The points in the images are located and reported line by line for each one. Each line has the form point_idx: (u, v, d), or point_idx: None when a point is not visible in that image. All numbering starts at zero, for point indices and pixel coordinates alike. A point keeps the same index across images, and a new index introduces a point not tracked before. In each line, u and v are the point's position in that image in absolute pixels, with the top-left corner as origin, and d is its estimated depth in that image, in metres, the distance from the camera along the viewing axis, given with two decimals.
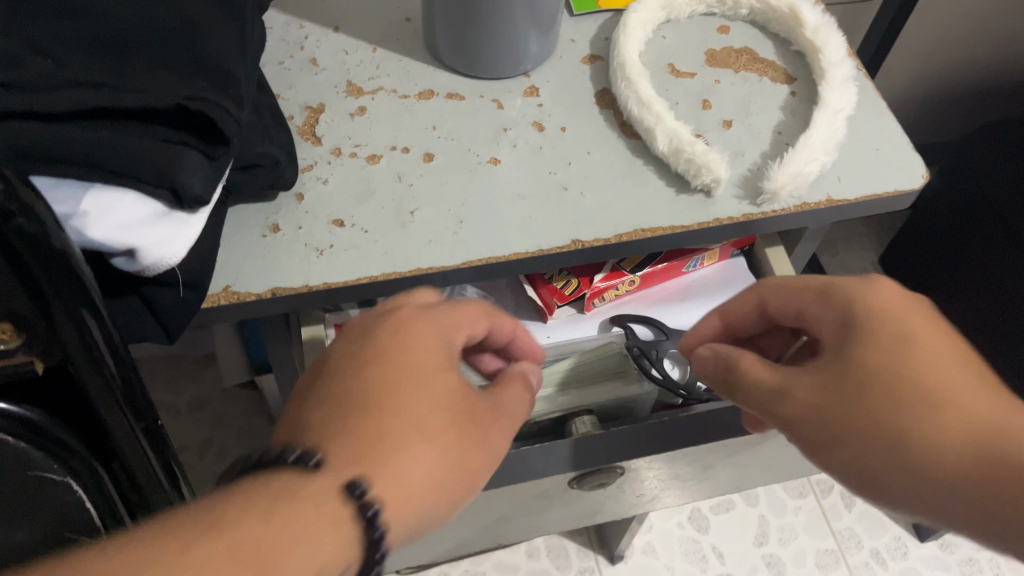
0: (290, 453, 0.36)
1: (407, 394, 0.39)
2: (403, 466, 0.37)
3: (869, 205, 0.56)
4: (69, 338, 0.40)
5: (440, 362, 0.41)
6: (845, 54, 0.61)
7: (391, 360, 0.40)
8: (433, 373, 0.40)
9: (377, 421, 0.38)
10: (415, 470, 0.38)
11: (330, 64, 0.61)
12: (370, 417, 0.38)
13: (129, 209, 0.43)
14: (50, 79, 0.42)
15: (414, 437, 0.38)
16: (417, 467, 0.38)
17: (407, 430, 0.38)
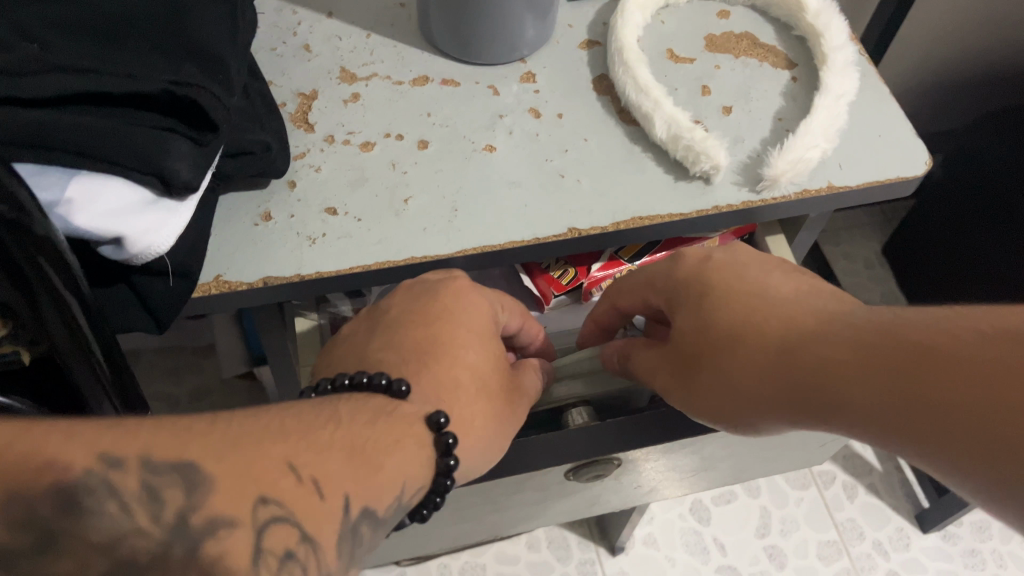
0: (383, 378, 0.41)
1: (466, 349, 0.46)
2: (467, 413, 0.44)
3: (871, 192, 0.55)
4: (56, 326, 0.39)
5: (484, 337, 0.47)
6: (847, 38, 0.59)
7: (446, 326, 0.46)
8: (483, 338, 0.47)
9: (441, 371, 0.44)
10: (477, 418, 0.44)
11: (323, 50, 0.60)
12: (444, 357, 0.45)
13: (116, 197, 0.42)
14: (34, 65, 0.41)
15: (480, 378, 0.45)
16: (478, 411, 0.44)
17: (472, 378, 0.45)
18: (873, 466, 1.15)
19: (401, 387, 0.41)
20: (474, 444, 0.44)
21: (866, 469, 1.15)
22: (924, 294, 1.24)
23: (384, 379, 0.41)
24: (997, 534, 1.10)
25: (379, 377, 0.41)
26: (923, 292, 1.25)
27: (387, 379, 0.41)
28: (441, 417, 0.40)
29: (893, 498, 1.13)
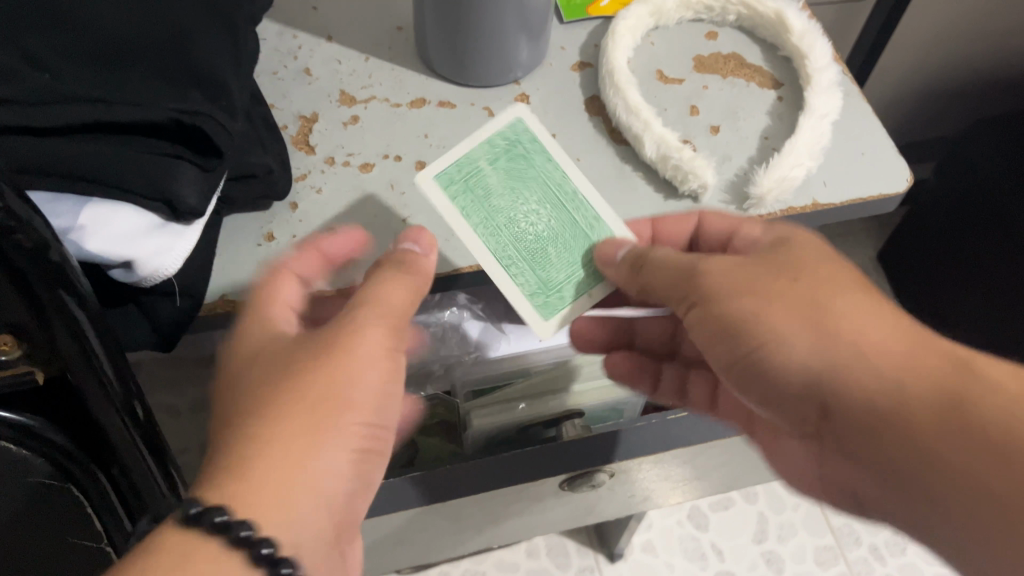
0: (194, 508, 0.35)
1: (362, 387, 0.41)
2: (319, 463, 0.38)
3: (856, 208, 0.57)
4: (69, 344, 0.41)
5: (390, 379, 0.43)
6: (831, 58, 0.61)
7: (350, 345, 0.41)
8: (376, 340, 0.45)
9: (323, 399, 0.39)
10: (322, 477, 0.38)
11: (323, 73, 0.62)
12: (333, 387, 0.40)
13: (127, 223, 0.44)
14: (46, 94, 0.43)
15: (352, 429, 0.40)
16: (330, 469, 0.39)
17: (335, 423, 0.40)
18: None
19: (242, 534, 0.34)
20: (316, 512, 0.38)
21: None
22: (918, 301, 1.26)
23: (202, 508, 0.35)
24: None
25: (192, 508, 0.35)
26: (917, 299, 1.26)
27: (226, 520, 0.34)
28: (266, 549, 0.35)
29: None
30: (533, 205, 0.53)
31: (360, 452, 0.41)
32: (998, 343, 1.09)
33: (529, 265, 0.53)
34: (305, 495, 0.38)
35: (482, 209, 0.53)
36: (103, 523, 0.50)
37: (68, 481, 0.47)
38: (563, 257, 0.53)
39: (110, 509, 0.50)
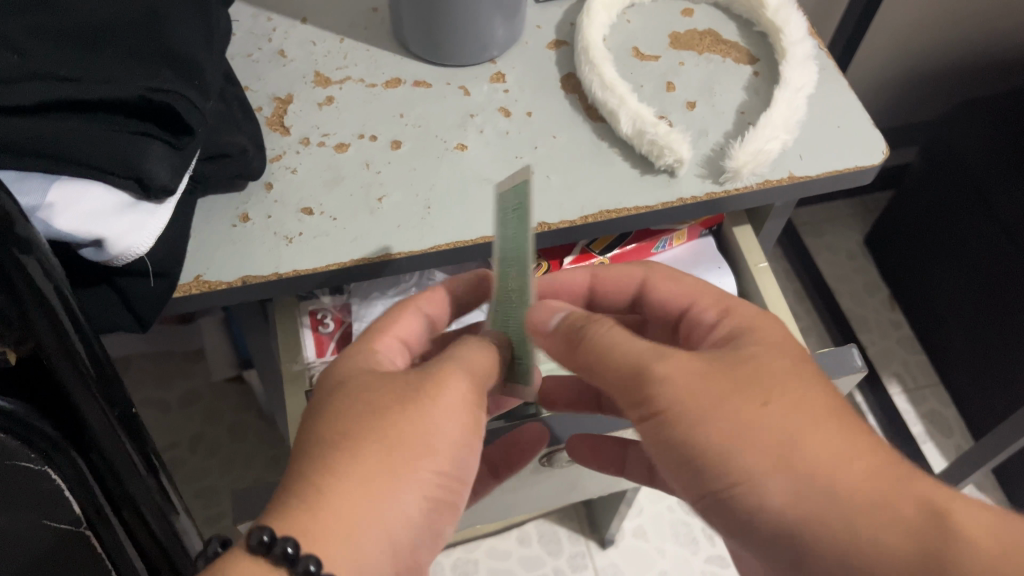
0: (265, 535, 0.36)
1: (442, 442, 0.42)
2: (387, 511, 0.40)
3: (831, 180, 0.57)
4: (43, 329, 0.41)
5: (471, 436, 0.44)
6: (806, 33, 0.62)
7: (441, 393, 0.43)
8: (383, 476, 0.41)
9: (406, 453, 0.41)
10: (397, 522, 0.40)
11: (298, 55, 0.62)
12: (410, 438, 0.41)
13: (95, 199, 0.44)
14: (14, 73, 0.43)
15: (424, 480, 0.41)
16: (405, 515, 0.40)
17: (412, 476, 0.41)
18: None
19: (306, 567, 0.36)
20: (387, 558, 0.40)
21: None
22: (905, 283, 1.26)
23: (272, 536, 0.36)
24: None
25: (262, 535, 0.36)
26: (904, 280, 1.27)
27: (295, 552, 0.36)
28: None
29: None
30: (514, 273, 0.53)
31: (432, 501, 0.42)
32: (985, 322, 1.09)
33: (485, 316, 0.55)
34: (372, 539, 0.39)
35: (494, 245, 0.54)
36: (76, 496, 0.49)
37: (47, 464, 0.46)
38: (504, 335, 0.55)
39: (89, 489, 0.50)
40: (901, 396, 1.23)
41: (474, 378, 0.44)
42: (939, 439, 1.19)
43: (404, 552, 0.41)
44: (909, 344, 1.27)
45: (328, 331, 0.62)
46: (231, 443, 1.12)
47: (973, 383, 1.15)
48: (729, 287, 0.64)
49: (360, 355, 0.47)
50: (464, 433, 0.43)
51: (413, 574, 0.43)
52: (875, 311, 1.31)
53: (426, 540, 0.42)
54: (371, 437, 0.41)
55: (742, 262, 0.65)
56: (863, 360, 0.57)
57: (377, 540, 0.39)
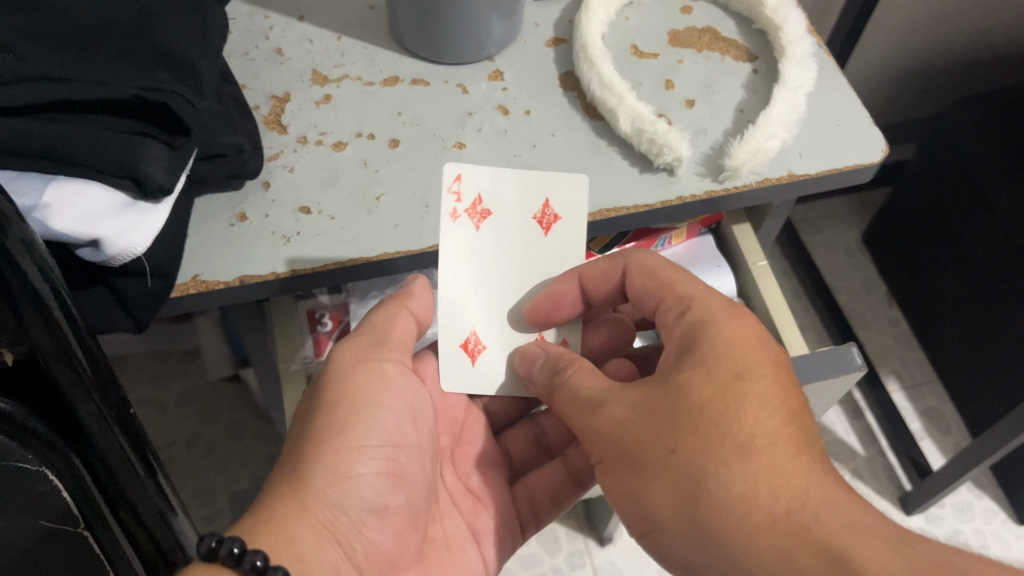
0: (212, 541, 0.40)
1: (359, 425, 0.48)
2: (314, 505, 0.45)
3: (831, 178, 0.57)
4: (39, 331, 0.41)
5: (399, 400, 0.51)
6: (805, 30, 0.61)
7: (347, 379, 0.49)
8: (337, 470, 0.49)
9: (323, 443, 0.47)
10: (326, 508, 0.46)
11: (295, 54, 0.61)
12: (325, 433, 0.47)
13: (93, 199, 0.44)
14: (8, 74, 0.42)
15: (350, 462, 0.47)
16: (334, 501, 0.46)
17: (338, 462, 0.47)
18: (856, 452, 1.18)
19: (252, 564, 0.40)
20: (330, 539, 0.46)
21: (850, 455, 1.18)
22: (903, 280, 1.26)
23: (219, 540, 0.40)
24: (980, 515, 1.13)
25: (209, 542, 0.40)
26: (902, 277, 1.27)
27: (239, 550, 0.40)
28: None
29: (876, 482, 1.16)
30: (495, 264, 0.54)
31: (365, 478, 0.48)
32: (982, 320, 1.09)
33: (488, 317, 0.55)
34: (310, 526, 0.45)
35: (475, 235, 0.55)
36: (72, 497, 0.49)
37: (44, 465, 0.46)
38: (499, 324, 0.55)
39: (85, 489, 0.49)
40: (899, 393, 1.23)
41: (380, 345, 0.51)
42: (937, 436, 1.20)
43: (350, 537, 0.47)
44: (907, 342, 1.27)
45: (326, 330, 0.63)
46: (228, 442, 1.12)
47: (970, 380, 1.16)
48: (728, 285, 0.64)
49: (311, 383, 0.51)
50: (386, 398, 0.50)
51: (374, 549, 0.49)
52: (872, 308, 1.31)
53: (380, 510, 0.49)
54: (302, 432, 0.48)
55: (741, 259, 0.65)
56: (862, 359, 0.55)
57: (311, 536, 0.45)
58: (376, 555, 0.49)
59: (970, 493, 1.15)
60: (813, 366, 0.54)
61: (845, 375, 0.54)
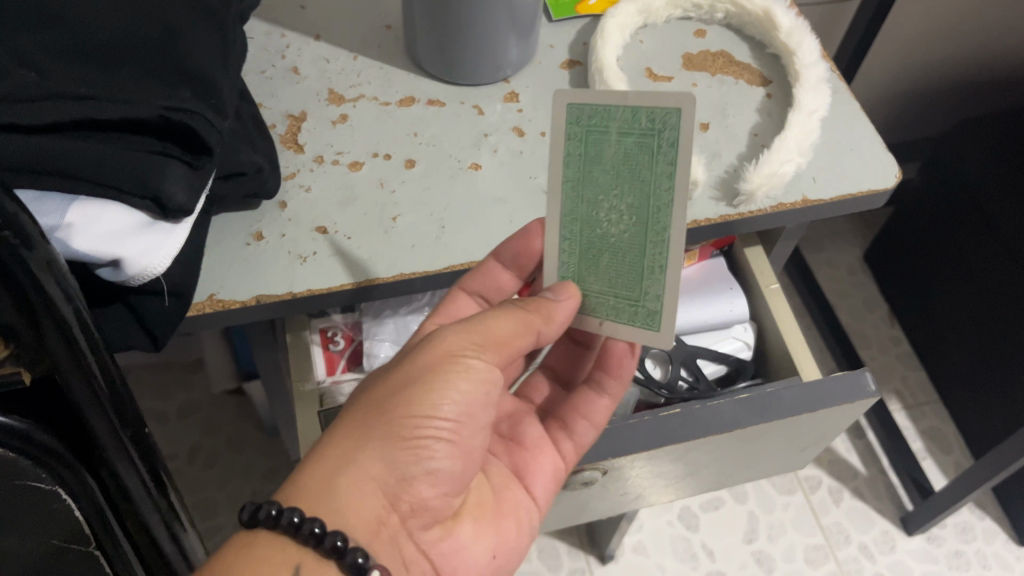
0: (251, 507, 0.40)
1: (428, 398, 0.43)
2: (367, 458, 0.42)
3: (845, 204, 0.57)
4: (57, 346, 0.40)
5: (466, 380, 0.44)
6: (819, 55, 0.62)
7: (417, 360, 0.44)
8: (391, 444, 0.42)
9: (387, 410, 0.43)
10: (381, 464, 0.42)
11: (312, 73, 0.62)
12: (389, 401, 0.43)
13: (115, 219, 0.44)
14: (33, 89, 0.42)
15: (411, 427, 0.43)
16: (389, 458, 0.42)
17: (402, 426, 0.43)
18: (858, 471, 1.18)
19: (292, 519, 0.39)
20: (377, 492, 0.42)
21: (852, 474, 1.17)
22: (906, 300, 1.27)
23: (257, 505, 0.40)
24: (982, 536, 1.13)
25: (250, 507, 0.40)
26: (904, 297, 1.27)
27: (277, 510, 0.39)
28: (315, 527, 0.39)
29: (878, 501, 1.16)
30: (622, 206, 0.46)
31: (422, 446, 0.43)
32: (985, 341, 1.10)
33: (580, 251, 0.48)
34: (355, 480, 0.41)
35: (584, 169, 0.47)
36: (82, 507, 0.48)
37: (57, 483, 0.46)
38: (606, 270, 0.48)
39: (99, 508, 0.49)
40: (900, 412, 1.23)
41: (476, 339, 0.46)
42: (938, 456, 1.20)
43: (402, 491, 0.43)
44: (909, 361, 1.28)
45: (338, 348, 0.63)
46: (230, 455, 1.11)
47: (973, 401, 1.16)
48: (741, 309, 0.63)
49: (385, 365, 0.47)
50: (462, 388, 0.44)
51: (423, 505, 0.44)
52: (874, 327, 1.31)
53: (435, 472, 0.44)
54: (364, 403, 0.43)
55: (753, 282, 0.65)
56: (876, 385, 0.55)
57: (358, 488, 0.41)
58: (422, 509, 0.44)
59: (972, 514, 1.15)
60: (827, 391, 0.55)
61: (857, 401, 0.54)
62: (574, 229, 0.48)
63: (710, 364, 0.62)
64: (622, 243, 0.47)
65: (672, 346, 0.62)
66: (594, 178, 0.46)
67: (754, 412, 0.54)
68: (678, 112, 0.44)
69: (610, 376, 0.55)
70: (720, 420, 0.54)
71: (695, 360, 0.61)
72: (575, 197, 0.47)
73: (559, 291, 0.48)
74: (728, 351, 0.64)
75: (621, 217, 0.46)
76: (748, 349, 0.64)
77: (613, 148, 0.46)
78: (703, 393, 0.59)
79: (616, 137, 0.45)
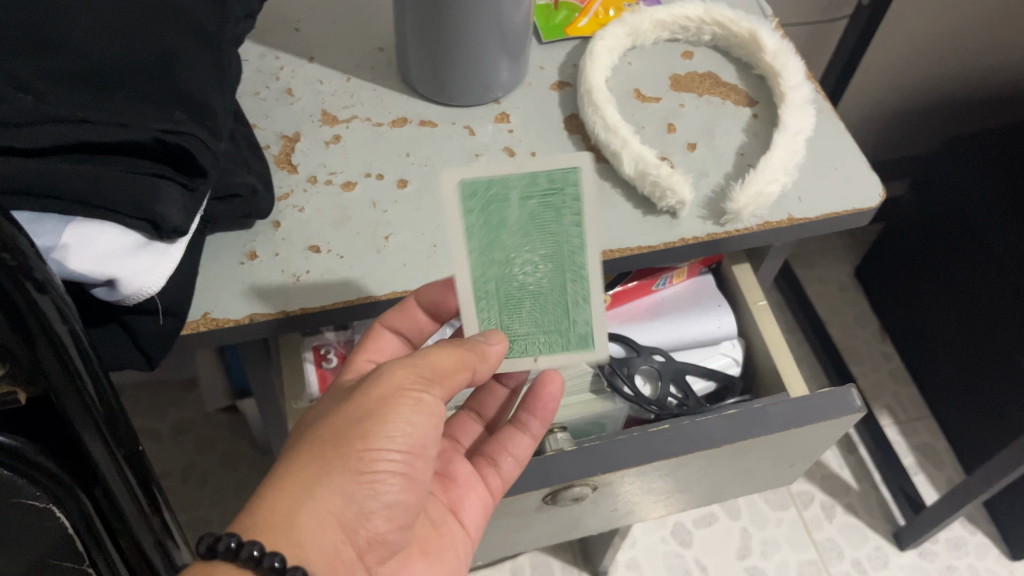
0: (213, 537, 0.40)
1: (381, 428, 0.43)
2: (326, 492, 0.42)
3: (830, 222, 0.58)
4: (51, 366, 0.40)
5: (416, 414, 0.45)
6: (804, 76, 0.63)
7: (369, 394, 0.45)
8: (346, 478, 0.42)
9: (342, 443, 0.43)
10: (339, 499, 0.42)
11: (305, 94, 0.63)
12: (343, 435, 0.43)
13: (110, 240, 0.44)
14: (31, 114, 0.43)
15: (367, 460, 0.43)
16: (347, 493, 0.42)
17: (357, 460, 0.43)
18: (851, 486, 1.18)
19: (251, 552, 0.39)
20: (334, 526, 0.42)
21: (844, 489, 1.18)
22: (896, 315, 1.28)
23: (218, 536, 0.40)
24: (974, 551, 1.13)
25: (210, 537, 0.40)
26: (895, 313, 1.28)
27: (237, 543, 0.40)
28: (276, 561, 0.39)
29: (870, 517, 1.16)
30: (535, 258, 0.50)
31: (378, 480, 0.43)
32: (975, 357, 1.10)
33: (499, 306, 0.51)
34: (310, 514, 0.42)
35: (490, 237, 0.49)
36: (75, 525, 0.49)
37: (52, 502, 0.47)
38: (529, 314, 0.52)
39: (95, 527, 0.50)
40: (892, 427, 1.24)
41: (422, 377, 0.46)
42: (930, 471, 1.20)
43: (359, 526, 0.43)
44: (900, 376, 1.28)
45: (332, 365, 0.62)
46: (224, 473, 1.11)
47: (963, 416, 1.16)
48: (729, 325, 0.64)
49: (332, 400, 0.47)
50: (415, 420, 0.45)
51: (379, 539, 0.45)
52: (866, 343, 1.32)
53: (389, 505, 0.44)
54: (318, 436, 0.43)
55: (741, 299, 0.66)
56: (862, 401, 0.56)
57: (314, 522, 0.42)
58: (379, 543, 0.45)
59: (964, 529, 1.15)
60: (814, 407, 0.55)
61: (843, 417, 0.55)
62: (487, 289, 0.51)
63: (699, 380, 0.63)
64: (542, 287, 0.51)
65: (662, 362, 0.62)
66: (502, 241, 0.49)
67: (742, 428, 0.54)
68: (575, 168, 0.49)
69: (532, 413, 0.55)
70: (708, 436, 0.54)
71: (684, 377, 0.62)
72: (482, 262, 0.50)
73: (488, 335, 0.49)
74: (716, 367, 0.64)
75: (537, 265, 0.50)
76: (737, 365, 0.64)
77: (517, 211, 0.49)
78: (691, 411, 0.60)
79: (517, 200, 0.49)
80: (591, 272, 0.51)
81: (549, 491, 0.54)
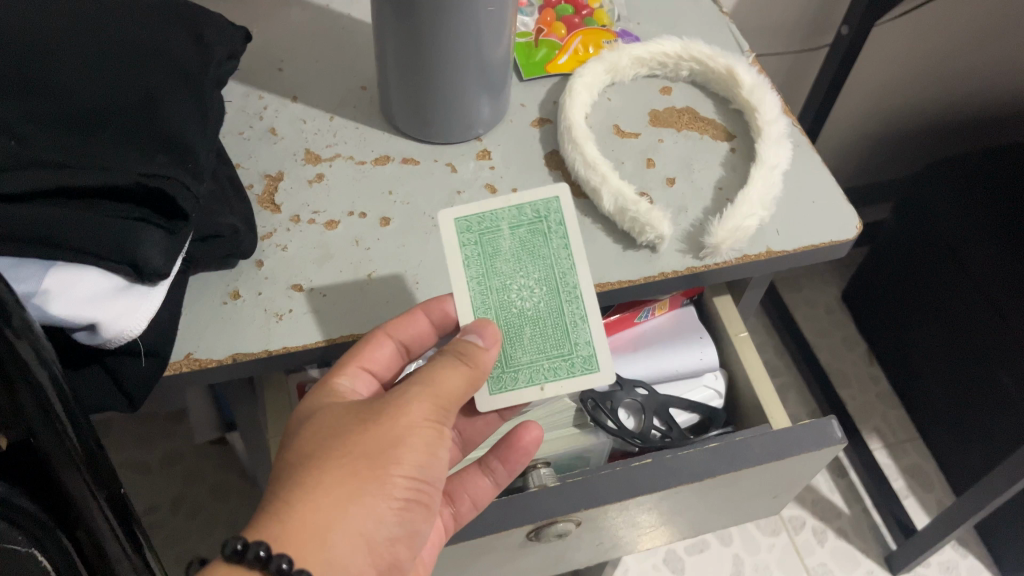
0: (239, 543, 0.39)
1: (409, 452, 0.44)
2: (357, 512, 0.41)
3: (808, 254, 0.59)
4: (34, 411, 0.40)
5: (434, 444, 0.45)
6: (780, 111, 0.64)
7: (399, 414, 0.44)
8: (378, 498, 0.42)
9: (376, 465, 0.42)
10: (370, 520, 0.42)
11: (289, 133, 0.63)
12: (378, 455, 0.43)
13: (90, 285, 0.45)
14: (12, 163, 0.44)
15: (397, 485, 0.43)
16: (377, 515, 0.42)
17: (389, 483, 0.43)
18: (842, 511, 1.18)
19: (280, 565, 0.38)
20: (362, 549, 0.42)
21: (835, 514, 1.18)
22: (883, 339, 1.29)
23: (246, 543, 0.39)
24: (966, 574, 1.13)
25: (237, 543, 0.39)
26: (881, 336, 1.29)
27: (266, 553, 0.38)
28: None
29: (862, 541, 1.16)
30: (531, 282, 0.54)
31: (404, 504, 0.44)
32: (960, 380, 1.11)
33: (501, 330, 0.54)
34: (341, 535, 0.41)
35: (486, 264, 0.54)
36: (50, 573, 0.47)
37: (35, 548, 0.45)
38: (530, 342, 0.54)
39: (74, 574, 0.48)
40: (880, 450, 1.24)
41: (437, 402, 0.45)
42: (920, 493, 1.20)
43: (383, 549, 0.43)
44: (888, 399, 1.29)
45: None
46: (213, 504, 1.10)
47: (951, 439, 1.17)
48: (711, 357, 0.65)
49: (341, 409, 0.46)
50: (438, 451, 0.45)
51: (396, 565, 0.45)
52: (853, 365, 1.32)
53: (408, 533, 0.45)
54: (346, 452, 0.42)
55: (723, 331, 0.67)
56: (842, 432, 0.56)
57: (344, 543, 0.41)
58: (395, 569, 0.45)
59: (955, 552, 1.15)
60: (795, 438, 0.56)
61: (824, 449, 0.55)
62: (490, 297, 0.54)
63: (683, 412, 0.64)
64: (537, 311, 0.54)
65: (645, 395, 0.62)
66: (497, 268, 0.54)
67: (723, 460, 0.55)
68: (556, 199, 0.55)
69: (502, 459, 0.54)
70: (691, 471, 0.54)
71: (667, 409, 0.62)
72: (481, 291, 0.54)
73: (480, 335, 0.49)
74: (699, 399, 0.65)
75: (531, 289, 0.54)
76: (719, 398, 0.65)
77: (508, 239, 0.55)
78: (675, 442, 0.60)
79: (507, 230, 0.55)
80: (586, 292, 0.54)
81: (532, 528, 0.53)
